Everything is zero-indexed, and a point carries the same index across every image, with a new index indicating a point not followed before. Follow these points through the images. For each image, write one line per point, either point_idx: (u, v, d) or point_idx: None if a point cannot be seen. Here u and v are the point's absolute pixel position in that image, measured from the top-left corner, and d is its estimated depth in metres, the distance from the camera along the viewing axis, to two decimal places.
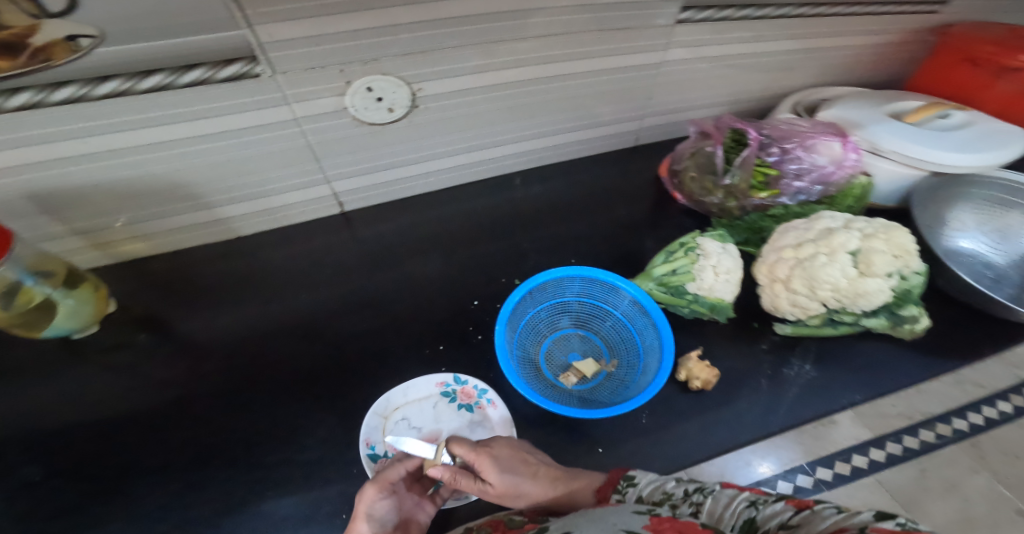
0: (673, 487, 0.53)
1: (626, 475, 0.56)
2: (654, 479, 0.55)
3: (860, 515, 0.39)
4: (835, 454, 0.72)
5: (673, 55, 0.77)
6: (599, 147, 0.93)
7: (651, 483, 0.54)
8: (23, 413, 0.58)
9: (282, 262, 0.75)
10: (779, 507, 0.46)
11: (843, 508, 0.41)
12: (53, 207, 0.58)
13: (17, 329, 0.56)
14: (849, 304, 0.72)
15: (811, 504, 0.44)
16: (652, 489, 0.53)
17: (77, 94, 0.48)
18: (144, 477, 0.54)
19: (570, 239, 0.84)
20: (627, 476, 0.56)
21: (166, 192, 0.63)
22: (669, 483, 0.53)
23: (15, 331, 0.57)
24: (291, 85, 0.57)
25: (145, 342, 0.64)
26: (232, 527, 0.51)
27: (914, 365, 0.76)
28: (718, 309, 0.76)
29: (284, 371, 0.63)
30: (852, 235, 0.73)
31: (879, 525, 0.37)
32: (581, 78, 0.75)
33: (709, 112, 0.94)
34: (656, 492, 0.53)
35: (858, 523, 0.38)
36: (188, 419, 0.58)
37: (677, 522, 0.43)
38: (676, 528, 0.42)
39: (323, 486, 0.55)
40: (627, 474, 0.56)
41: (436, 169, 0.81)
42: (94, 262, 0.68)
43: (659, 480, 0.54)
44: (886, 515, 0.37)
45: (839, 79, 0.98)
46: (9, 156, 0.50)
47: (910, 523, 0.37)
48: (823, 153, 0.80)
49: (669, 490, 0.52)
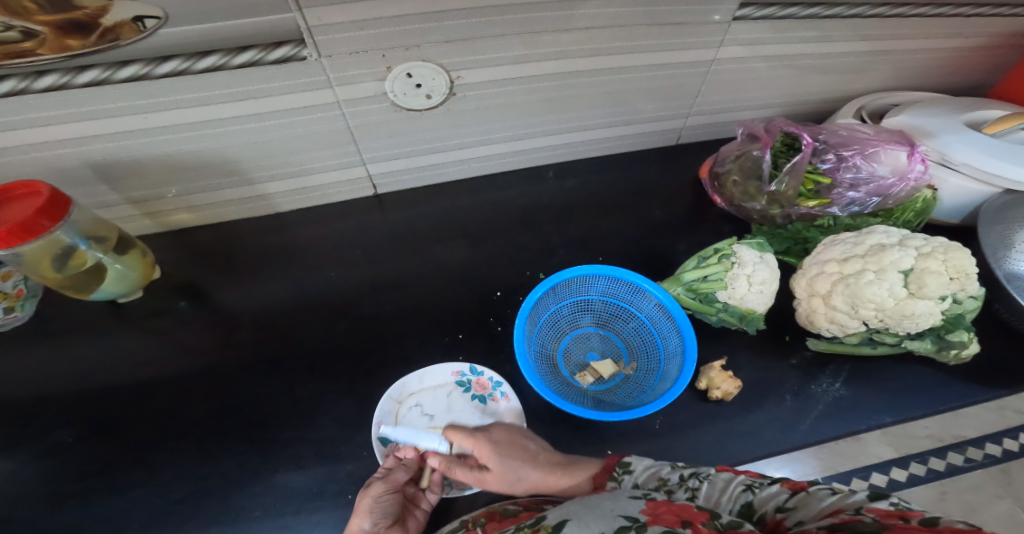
0: (668, 474, 0.51)
1: (622, 462, 0.54)
2: (650, 465, 0.53)
3: (855, 496, 0.41)
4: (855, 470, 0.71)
5: (728, 53, 0.73)
6: (640, 143, 0.90)
7: (647, 470, 0.53)
8: (78, 366, 0.64)
9: (315, 240, 0.77)
10: (775, 489, 0.46)
11: (838, 489, 0.42)
12: (110, 177, 0.62)
13: (68, 290, 0.61)
14: (893, 324, 0.68)
15: (805, 486, 0.45)
16: (648, 476, 0.52)
17: (141, 73, 0.50)
18: (176, 435, 0.58)
19: (600, 236, 0.82)
20: (622, 463, 0.54)
21: (214, 167, 0.66)
22: (664, 469, 0.52)
23: (70, 291, 0.62)
24: (336, 69, 0.58)
25: (184, 310, 0.69)
26: (251, 491, 0.55)
27: (959, 396, 0.71)
28: (748, 320, 0.73)
29: (311, 345, 0.67)
30: (906, 253, 0.67)
31: (874, 506, 0.38)
32: (626, 73, 0.73)
33: (761, 114, 0.89)
34: (652, 478, 0.51)
35: (853, 504, 0.40)
36: (219, 387, 0.62)
37: (674, 505, 0.41)
38: (673, 512, 0.40)
39: (335, 459, 0.58)
40: (623, 461, 0.55)
41: (470, 157, 0.81)
42: (147, 229, 0.73)
43: (655, 467, 0.53)
44: (880, 496, 0.38)
45: (912, 84, 0.90)
46: (79, 128, 0.54)
47: (903, 504, 0.38)
48: (885, 163, 0.75)
49: (664, 476, 0.51)
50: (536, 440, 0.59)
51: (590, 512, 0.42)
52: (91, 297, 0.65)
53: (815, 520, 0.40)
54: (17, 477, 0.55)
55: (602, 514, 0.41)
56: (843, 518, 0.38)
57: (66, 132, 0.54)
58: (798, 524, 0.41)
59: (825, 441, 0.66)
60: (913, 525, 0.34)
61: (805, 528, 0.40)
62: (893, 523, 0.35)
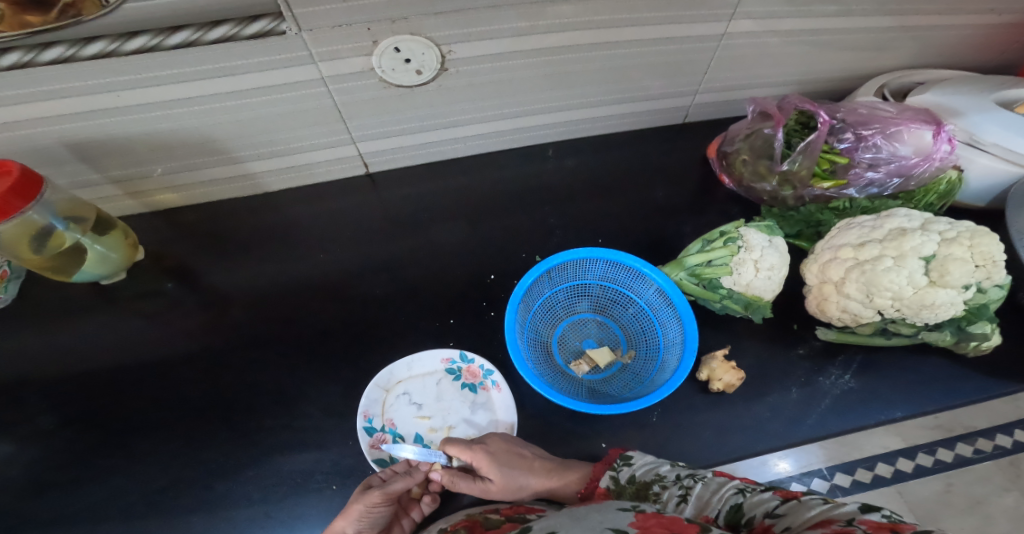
0: (666, 471, 0.51)
1: (623, 455, 0.55)
2: (650, 461, 0.53)
3: (845, 507, 0.39)
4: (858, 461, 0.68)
5: (739, 27, 0.68)
6: (644, 122, 0.86)
7: (646, 465, 0.53)
8: (69, 347, 0.65)
9: (305, 219, 0.76)
10: (766, 495, 0.45)
11: (829, 499, 0.40)
12: (91, 156, 0.61)
13: (48, 272, 0.61)
14: (910, 315, 0.65)
15: (798, 495, 0.43)
16: (645, 470, 0.52)
17: (109, 50, 0.48)
18: (166, 419, 0.60)
19: (599, 218, 0.79)
20: (623, 456, 0.55)
21: (198, 146, 0.64)
22: (663, 466, 0.52)
23: (51, 273, 0.62)
24: (318, 44, 0.55)
25: (173, 292, 0.69)
26: (237, 476, 0.56)
27: (973, 390, 0.69)
28: (755, 308, 0.70)
29: (302, 330, 0.67)
30: (928, 239, 0.63)
31: (866, 517, 0.37)
32: (630, 48, 0.68)
33: (775, 92, 0.84)
34: (649, 472, 0.52)
35: (843, 515, 0.38)
36: (207, 371, 0.63)
37: (664, 518, 0.40)
38: (662, 525, 0.39)
39: (321, 447, 0.59)
40: (624, 454, 0.55)
41: (465, 136, 0.78)
42: (132, 209, 0.73)
43: (654, 463, 0.53)
44: (872, 508, 0.37)
45: (941, 62, 0.84)
46: (50, 107, 0.53)
47: (895, 517, 0.37)
48: (909, 142, 0.70)
49: (662, 472, 0.51)
50: (532, 446, 0.59)
51: (578, 524, 0.41)
52: (74, 279, 0.65)
53: (803, 528, 0.39)
54: (16, 455, 0.57)
55: (591, 526, 0.40)
56: (834, 529, 0.36)
57: (38, 110, 0.53)
58: (786, 530, 0.40)
59: (830, 435, 0.65)
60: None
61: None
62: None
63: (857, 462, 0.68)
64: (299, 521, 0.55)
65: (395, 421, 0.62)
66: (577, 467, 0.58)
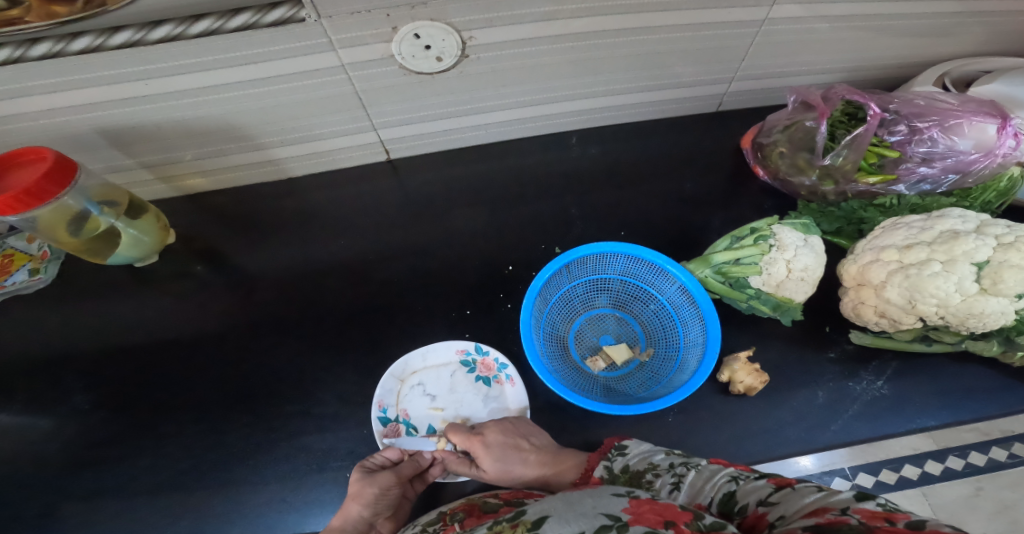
0: (659, 460, 0.52)
1: (618, 445, 0.56)
2: (644, 450, 0.55)
3: (840, 495, 0.38)
4: (884, 463, 0.62)
5: (783, 11, 0.63)
6: (675, 110, 0.82)
7: (639, 454, 0.54)
8: (105, 324, 0.69)
9: (326, 204, 0.77)
10: (760, 483, 0.44)
11: (823, 487, 0.39)
12: (123, 143, 0.63)
13: (86, 254, 0.64)
14: (955, 323, 0.60)
15: (792, 482, 0.42)
16: (638, 460, 0.53)
17: (134, 39, 0.49)
18: (194, 396, 0.63)
19: (622, 209, 0.77)
20: (618, 446, 0.56)
21: (223, 133, 0.65)
22: (657, 455, 0.53)
23: (86, 256, 0.65)
24: (337, 31, 0.53)
25: (201, 275, 0.72)
26: (256, 451, 0.60)
27: (1015, 400, 0.64)
28: (783, 310, 0.67)
29: (322, 314, 0.68)
30: (983, 242, 0.57)
31: (860, 506, 0.35)
32: (663, 33, 0.64)
33: (821, 79, 0.78)
34: (642, 462, 0.53)
35: (838, 503, 0.37)
36: (232, 352, 0.66)
37: (658, 503, 0.39)
38: (656, 511, 0.38)
39: (336, 428, 0.61)
40: (619, 444, 0.56)
41: (487, 122, 0.76)
42: (163, 193, 0.75)
43: (648, 453, 0.54)
44: (867, 496, 0.36)
45: (1012, 48, 0.76)
46: (82, 95, 0.54)
47: (890, 504, 0.35)
48: (969, 136, 0.63)
49: (655, 461, 0.52)
50: (532, 436, 0.59)
51: (572, 509, 0.40)
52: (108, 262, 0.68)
53: (796, 517, 0.38)
54: (59, 429, 0.62)
55: (585, 512, 0.39)
56: (827, 518, 0.35)
57: (73, 100, 0.55)
58: (779, 518, 0.39)
59: (850, 441, 0.62)
60: (898, 527, 0.32)
61: (787, 526, 0.37)
62: (878, 526, 0.32)
63: (883, 463, 0.62)
64: (311, 502, 0.58)
65: (408, 412, 0.64)
66: (576, 457, 0.59)
